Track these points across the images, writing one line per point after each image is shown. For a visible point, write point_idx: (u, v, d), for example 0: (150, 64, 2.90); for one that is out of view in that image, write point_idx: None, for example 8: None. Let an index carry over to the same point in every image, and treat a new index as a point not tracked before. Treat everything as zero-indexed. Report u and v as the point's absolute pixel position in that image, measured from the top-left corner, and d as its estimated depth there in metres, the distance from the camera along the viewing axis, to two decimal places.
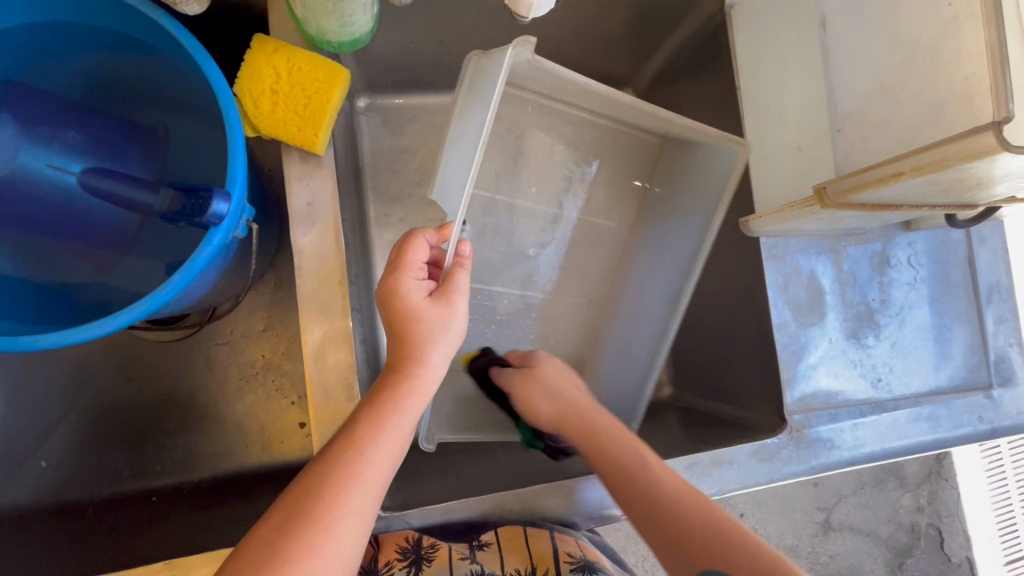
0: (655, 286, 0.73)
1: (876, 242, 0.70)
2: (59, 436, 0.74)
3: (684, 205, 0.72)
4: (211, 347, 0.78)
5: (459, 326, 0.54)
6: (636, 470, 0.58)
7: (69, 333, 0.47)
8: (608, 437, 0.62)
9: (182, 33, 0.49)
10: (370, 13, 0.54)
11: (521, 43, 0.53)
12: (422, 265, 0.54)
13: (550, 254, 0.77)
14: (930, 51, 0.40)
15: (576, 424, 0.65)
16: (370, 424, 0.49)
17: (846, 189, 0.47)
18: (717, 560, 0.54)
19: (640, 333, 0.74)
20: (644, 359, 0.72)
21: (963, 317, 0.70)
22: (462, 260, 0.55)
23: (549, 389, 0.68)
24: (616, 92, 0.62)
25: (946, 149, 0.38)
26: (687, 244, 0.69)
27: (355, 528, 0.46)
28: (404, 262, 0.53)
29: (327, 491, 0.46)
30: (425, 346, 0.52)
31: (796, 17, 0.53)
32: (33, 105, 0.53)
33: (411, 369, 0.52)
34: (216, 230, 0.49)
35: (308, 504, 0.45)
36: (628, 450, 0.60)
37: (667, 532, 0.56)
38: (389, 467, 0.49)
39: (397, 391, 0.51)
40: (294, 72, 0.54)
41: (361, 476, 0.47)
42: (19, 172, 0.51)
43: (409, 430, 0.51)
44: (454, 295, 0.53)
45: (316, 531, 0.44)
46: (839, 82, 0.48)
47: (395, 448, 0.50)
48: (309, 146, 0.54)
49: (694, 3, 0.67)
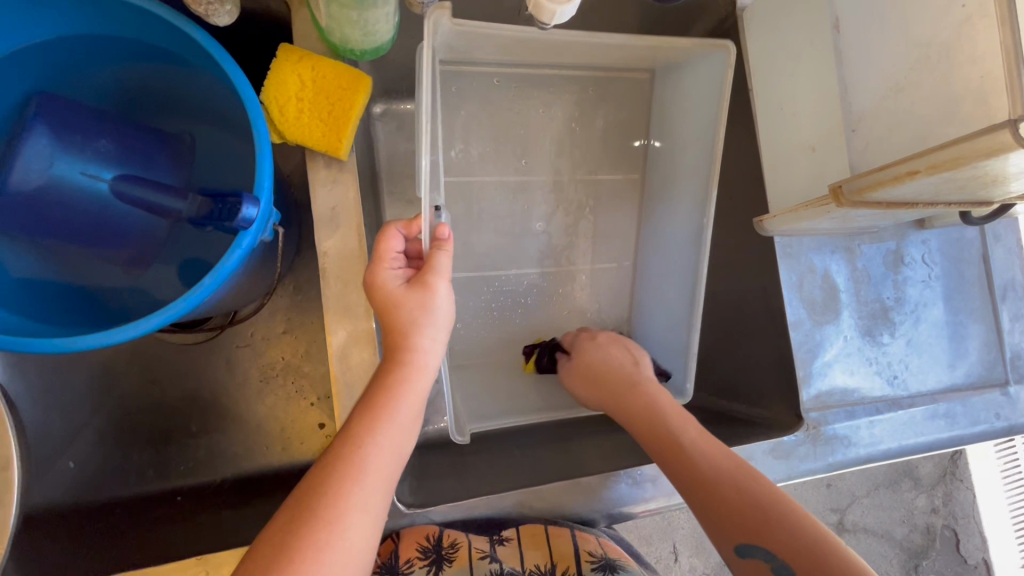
0: (671, 246, 0.73)
1: (889, 240, 0.70)
2: (86, 437, 0.75)
3: (681, 145, 0.72)
4: (232, 349, 0.80)
5: (442, 306, 0.55)
6: (679, 445, 0.58)
7: (103, 336, 0.48)
8: (645, 416, 0.63)
9: (214, 47, 0.50)
10: (392, 23, 0.55)
11: (439, 12, 0.53)
12: (399, 256, 0.57)
13: (558, 223, 0.77)
14: (945, 52, 0.41)
15: (614, 403, 0.66)
16: (367, 417, 0.50)
17: (862, 187, 0.48)
18: (756, 536, 0.53)
19: (670, 283, 0.73)
20: (681, 302, 0.70)
21: (978, 314, 0.70)
22: (441, 242, 0.56)
23: (589, 375, 0.69)
24: (581, 34, 0.63)
25: (963, 147, 0.39)
26: (694, 201, 0.69)
27: (360, 520, 0.47)
28: (380, 253, 0.55)
29: (331, 486, 0.47)
30: (409, 334, 0.53)
31: (809, 19, 0.54)
32: (65, 114, 0.53)
33: (400, 358, 0.53)
34: (245, 234, 0.50)
35: (314, 500, 0.46)
36: (669, 426, 0.61)
37: (705, 507, 0.56)
38: (389, 458, 0.50)
39: (389, 381, 0.52)
40: (318, 80, 0.56)
41: (362, 469, 0.48)
42: (53, 180, 0.52)
43: (407, 421, 0.52)
44: (430, 279, 0.54)
45: (320, 527, 0.45)
46: (853, 83, 0.49)
47: (394, 440, 0.51)
48: (333, 152, 0.56)
49: (706, 7, 0.68)
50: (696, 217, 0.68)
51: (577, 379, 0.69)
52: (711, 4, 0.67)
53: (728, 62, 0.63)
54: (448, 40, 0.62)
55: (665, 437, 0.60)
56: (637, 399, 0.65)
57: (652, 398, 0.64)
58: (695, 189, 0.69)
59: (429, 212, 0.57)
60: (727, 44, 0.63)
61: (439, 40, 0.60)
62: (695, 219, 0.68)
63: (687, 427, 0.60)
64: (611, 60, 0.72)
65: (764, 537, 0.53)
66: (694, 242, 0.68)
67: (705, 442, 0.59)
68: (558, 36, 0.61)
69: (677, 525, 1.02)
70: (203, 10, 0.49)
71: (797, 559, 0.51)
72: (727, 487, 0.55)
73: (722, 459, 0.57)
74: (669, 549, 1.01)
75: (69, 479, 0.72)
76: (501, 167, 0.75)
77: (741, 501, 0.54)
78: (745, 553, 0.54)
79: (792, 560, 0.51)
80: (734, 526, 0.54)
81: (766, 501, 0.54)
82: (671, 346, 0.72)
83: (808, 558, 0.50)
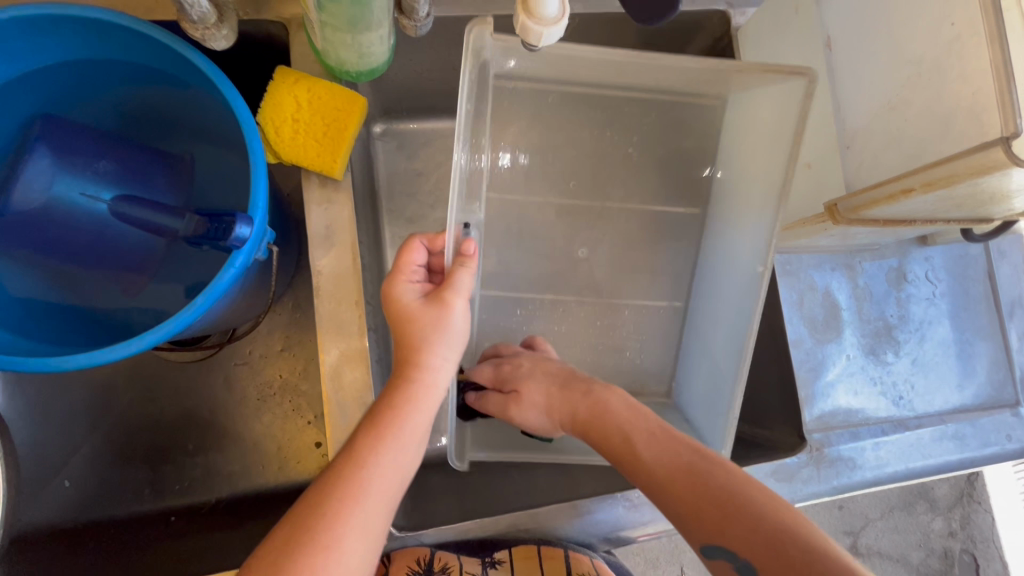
0: (723, 291, 0.67)
1: (891, 258, 0.69)
2: (83, 455, 0.76)
3: (740, 175, 0.66)
4: (230, 367, 0.80)
5: (455, 329, 0.55)
6: (629, 451, 0.56)
7: (94, 355, 0.48)
8: (598, 424, 0.59)
9: (213, 73, 0.51)
10: (387, 44, 0.55)
11: (476, 25, 0.53)
12: (420, 268, 0.58)
13: (604, 252, 0.74)
14: (936, 69, 0.40)
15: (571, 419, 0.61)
16: (371, 438, 0.50)
17: (856, 205, 0.47)
18: (716, 533, 0.49)
19: (721, 331, 0.67)
20: (732, 359, 0.63)
21: (986, 332, 0.69)
22: (465, 259, 0.55)
23: (542, 406, 0.62)
24: (633, 54, 0.57)
25: (956, 164, 0.38)
26: (748, 246, 0.63)
27: (357, 544, 0.46)
28: (399, 264, 0.56)
29: (330, 507, 0.46)
30: (421, 351, 0.53)
31: (802, 39, 0.54)
32: (67, 137, 0.56)
33: (408, 377, 0.53)
34: (238, 253, 0.51)
35: (308, 520, 0.45)
36: (618, 430, 0.58)
37: (664, 506, 0.53)
38: (392, 480, 0.49)
39: (396, 399, 0.52)
40: (314, 101, 0.56)
41: (363, 490, 0.47)
42: (53, 202, 0.54)
43: (414, 441, 0.52)
44: (447, 297, 0.54)
45: (318, 551, 0.44)
46: (846, 101, 0.49)
47: (398, 461, 0.50)
48: (328, 171, 0.56)
49: (702, 27, 0.68)
50: (749, 258, 0.62)
51: (534, 412, 0.63)
52: (706, 24, 0.67)
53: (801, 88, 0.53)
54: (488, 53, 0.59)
55: (615, 442, 0.57)
56: (583, 409, 0.60)
57: (594, 407, 0.60)
58: (748, 236, 0.63)
59: (454, 228, 0.56)
60: (802, 69, 0.52)
61: (478, 51, 0.57)
62: (749, 260, 0.62)
63: (638, 425, 0.57)
64: (669, 82, 0.65)
65: (725, 535, 0.48)
66: (747, 295, 0.61)
67: (657, 439, 0.56)
68: (599, 54, 0.57)
69: (685, 548, 0.99)
70: (199, 35, 0.49)
71: (756, 552, 0.46)
72: (681, 485, 0.52)
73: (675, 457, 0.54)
74: (677, 572, 0.98)
75: (64, 498, 0.73)
76: (522, 186, 0.72)
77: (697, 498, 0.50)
78: (712, 552, 0.49)
79: (749, 553, 0.46)
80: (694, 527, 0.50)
81: (721, 491, 0.50)
82: (711, 400, 0.66)
83: (769, 552, 0.45)
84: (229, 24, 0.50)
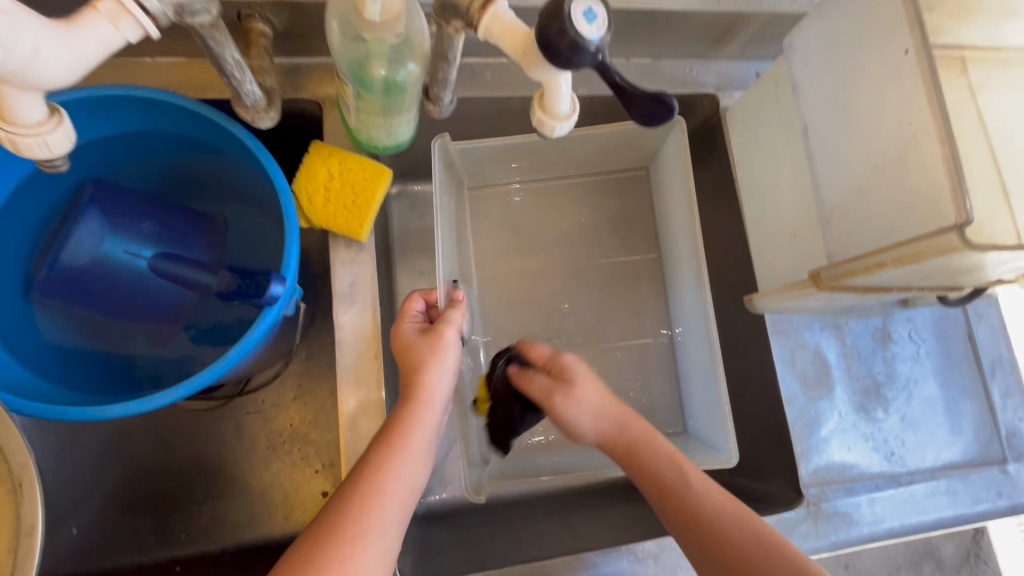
0: (689, 331, 0.74)
1: (876, 318, 0.73)
2: (92, 502, 0.77)
3: (669, 216, 0.77)
4: (241, 416, 0.81)
5: (453, 358, 0.59)
6: (678, 490, 0.57)
7: (131, 405, 0.51)
8: (646, 449, 0.60)
9: (259, 150, 0.57)
10: (413, 124, 0.60)
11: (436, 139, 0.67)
12: (420, 317, 0.64)
13: (584, 303, 0.80)
14: (899, 160, 0.46)
15: (605, 429, 0.63)
16: (381, 445, 0.52)
17: (837, 274, 0.52)
18: None
19: (694, 340, 0.73)
20: (706, 352, 0.69)
21: (969, 391, 0.72)
22: (456, 302, 0.63)
23: (593, 404, 0.63)
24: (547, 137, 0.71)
25: (919, 245, 0.44)
26: (689, 267, 0.72)
27: (374, 557, 0.47)
28: (401, 314, 0.63)
29: (353, 508, 0.48)
30: (419, 370, 0.57)
31: (784, 124, 0.61)
32: (116, 200, 0.61)
33: (411, 393, 0.56)
34: (271, 309, 0.55)
35: (330, 529, 0.47)
36: (666, 467, 0.59)
37: (702, 549, 0.55)
38: (404, 488, 0.52)
39: (402, 416, 0.55)
40: (345, 172, 0.61)
41: (381, 494, 0.50)
42: (101, 259, 0.59)
43: (422, 453, 0.54)
44: (441, 327, 0.59)
45: (346, 543, 0.46)
46: (823, 181, 0.54)
47: (410, 469, 0.52)
48: (353, 235, 0.62)
49: (693, 106, 0.75)
50: (691, 267, 0.71)
51: (584, 407, 0.63)
52: (697, 105, 0.74)
53: (683, 131, 0.70)
54: (459, 164, 0.75)
55: (661, 475, 0.58)
56: (615, 423, 0.63)
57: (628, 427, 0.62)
58: (687, 246, 0.73)
59: (444, 282, 0.65)
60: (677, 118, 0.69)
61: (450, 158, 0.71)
62: (692, 271, 0.71)
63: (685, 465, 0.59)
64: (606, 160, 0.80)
65: None
66: (699, 296, 0.70)
67: (702, 484, 0.57)
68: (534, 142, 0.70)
69: None
70: (249, 117, 0.54)
71: None
72: (734, 534, 0.55)
73: (726, 503, 0.56)
74: None
75: (74, 544, 0.75)
76: None
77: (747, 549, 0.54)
78: None
79: None
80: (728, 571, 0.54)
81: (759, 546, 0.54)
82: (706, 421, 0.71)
83: None
84: (275, 107, 0.56)
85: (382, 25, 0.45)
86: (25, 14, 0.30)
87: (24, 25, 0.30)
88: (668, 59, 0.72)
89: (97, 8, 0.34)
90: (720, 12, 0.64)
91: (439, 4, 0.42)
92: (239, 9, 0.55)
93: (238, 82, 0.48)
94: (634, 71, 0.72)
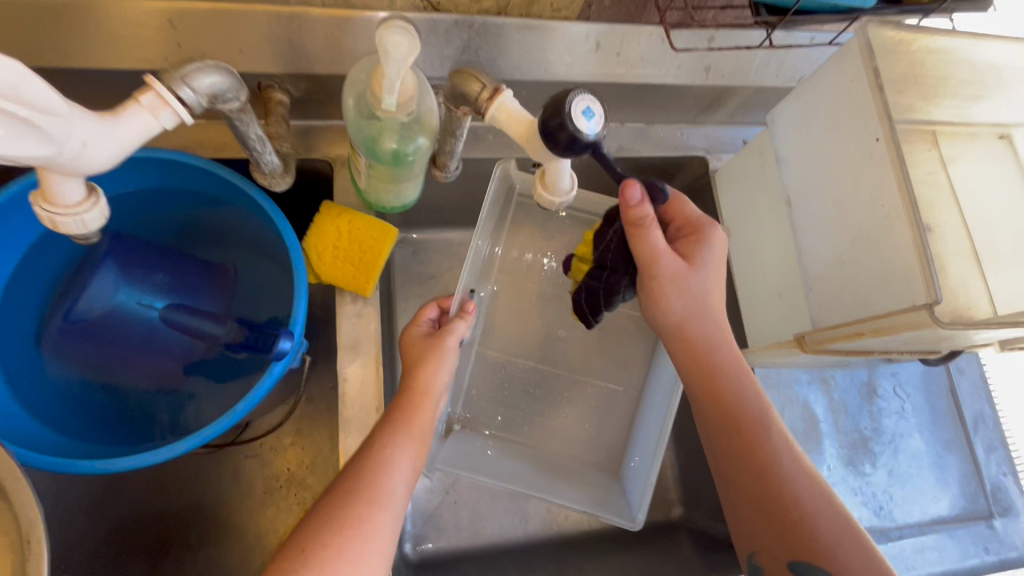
0: (657, 389, 0.73)
1: (862, 372, 0.76)
2: (82, 550, 0.75)
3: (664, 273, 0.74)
4: (240, 458, 0.81)
5: (452, 362, 0.64)
6: (756, 443, 0.53)
7: (140, 458, 0.53)
8: (732, 381, 0.55)
9: (274, 213, 0.59)
10: (420, 187, 0.64)
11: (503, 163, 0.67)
12: (432, 322, 0.69)
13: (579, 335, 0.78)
14: (874, 237, 0.49)
15: (689, 336, 0.57)
16: (388, 426, 0.57)
17: (821, 338, 0.54)
18: (806, 547, 0.48)
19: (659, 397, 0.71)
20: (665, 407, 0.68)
21: (954, 446, 0.74)
22: (465, 313, 0.67)
23: (699, 285, 0.56)
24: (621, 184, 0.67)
25: (895, 319, 0.46)
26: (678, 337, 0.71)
27: (387, 522, 0.52)
28: (415, 318, 0.68)
29: (366, 475, 0.53)
30: (417, 365, 0.63)
31: (768, 193, 0.65)
32: (131, 253, 0.63)
33: (411, 385, 0.61)
34: (277, 363, 0.57)
35: (350, 492, 0.52)
36: (740, 404, 0.54)
37: (755, 495, 0.51)
38: (409, 462, 0.56)
39: (405, 402, 0.60)
40: (353, 231, 0.65)
41: (389, 465, 0.55)
42: (114, 308, 0.63)
43: (423, 433, 0.59)
44: (443, 336, 0.64)
45: (363, 503, 0.51)
46: (806, 249, 0.58)
47: (415, 448, 0.57)
48: (361, 291, 0.65)
49: (684, 166, 0.77)
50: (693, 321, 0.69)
51: (681, 282, 0.56)
52: (687, 165, 0.77)
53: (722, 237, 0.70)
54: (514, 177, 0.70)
55: (740, 424, 0.54)
56: (705, 335, 0.56)
57: (716, 356, 0.56)
58: None
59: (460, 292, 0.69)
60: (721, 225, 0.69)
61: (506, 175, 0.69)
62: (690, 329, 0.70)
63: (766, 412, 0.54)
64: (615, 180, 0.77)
65: (817, 551, 0.48)
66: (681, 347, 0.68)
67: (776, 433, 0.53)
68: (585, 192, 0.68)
69: None
70: (266, 181, 0.58)
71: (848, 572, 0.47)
72: (807, 503, 0.50)
73: (805, 471, 0.51)
74: None
75: None
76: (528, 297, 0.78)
77: (817, 521, 0.49)
78: (796, 570, 0.48)
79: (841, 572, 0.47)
80: (785, 538, 0.49)
81: (820, 510, 0.50)
82: (642, 487, 0.67)
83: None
84: (291, 172, 0.60)
85: (397, 109, 0.48)
86: (77, 112, 0.34)
87: (76, 121, 0.34)
88: (661, 124, 0.77)
89: (138, 102, 0.37)
90: (708, 86, 0.68)
91: (451, 93, 0.47)
92: (259, 80, 0.58)
93: (259, 154, 0.52)
94: (629, 134, 0.76)
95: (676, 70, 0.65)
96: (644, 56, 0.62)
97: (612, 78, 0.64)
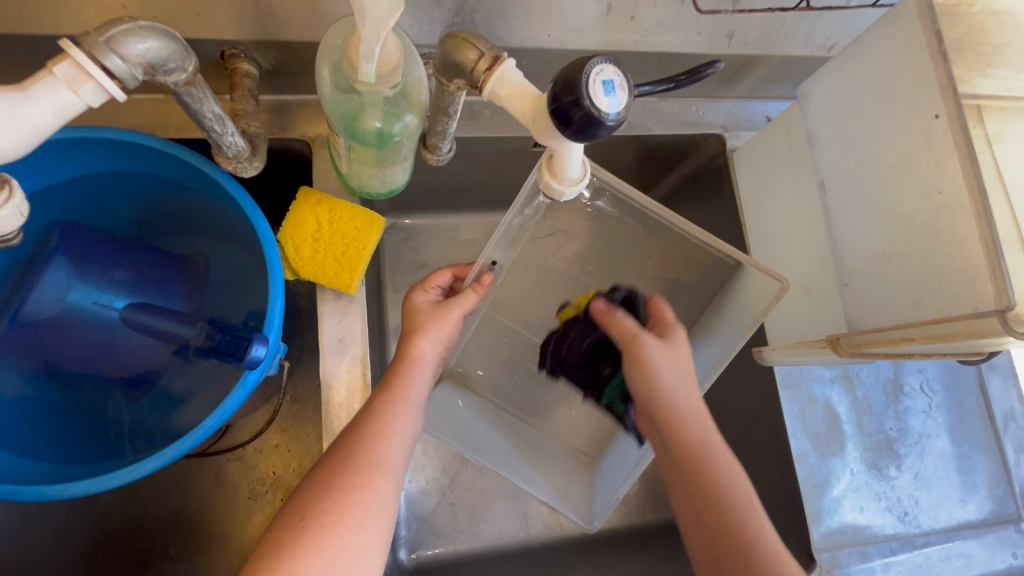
0: None
1: (888, 369, 0.71)
2: (54, 563, 0.70)
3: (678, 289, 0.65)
4: (222, 463, 0.75)
5: (451, 335, 0.59)
6: (739, 529, 0.49)
7: (96, 481, 0.48)
8: (715, 462, 0.52)
9: (241, 198, 0.52)
10: (408, 171, 0.57)
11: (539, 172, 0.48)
12: (441, 289, 0.62)
13: None
14: (925, 230, 0.44)
15: (676, 419, 0.54)
16: (385, 392, 0.53)
17: (860, 342, 0.49)
18: None
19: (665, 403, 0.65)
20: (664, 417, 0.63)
21: (983, 446, 0.70)
22: (479, 288, 0.59)
23: (680, 368, 0.55)
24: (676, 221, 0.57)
25: (955, 324, 0.41)
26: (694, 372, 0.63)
27: (388, 488, 0.48)
28: (423, 283, 0.61)
29: (364, 438, 0.49)
30: (414, 334, 0.57)
31: (796, 175, 0.58)
32: (85, 246, 0.56)
33: (406, 355, 0.56)
34: (252, 371, 0.52)
35: (346, 459, 0.48)
36: (727, 485, 0.51)
37: None
38: (407, 426, 0.52)
39: (396, 371, 0.55)
40: (335, 221, 0.58)
41: (390, 430, 0.50)
42: (68, 309, 0.55)
43: (420, 402, 0.54)
44: (449, 304, 0.57)
45: (363, 469, 0.47)
46: (841, 241, 0.52)
47: (412, 417, 0.53)
48: (344, 288, 0.59)
49: (699, 145, 0.70)
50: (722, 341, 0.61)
51: (660, 356, 0.55)
52: (703, 143, 0.70)
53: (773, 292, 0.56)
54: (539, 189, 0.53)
55: (730, 511, 0.50)
56: (693, 419, 0.54)
57: (705, 438, 0.53)
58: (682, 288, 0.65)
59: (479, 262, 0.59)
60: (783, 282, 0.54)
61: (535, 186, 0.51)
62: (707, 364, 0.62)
63: (750, 500, 0.51)
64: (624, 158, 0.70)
65: None
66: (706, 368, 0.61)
67: (760, 524, 0.49)
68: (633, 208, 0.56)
69: None
70: (230, 166, 0.51)
71: None
72: None
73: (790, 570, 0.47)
74: None
75: None
76: None
77: None
78: None
79: None
80: None
81: None
82: (610, 498, 0.65)
83: None
84: (261, 155, 0.53)
85: (378, 81, 0.41)
86: None
87: None
88: (674, 99, 0.69)
89: (53, 72, 0.31)
90: (729, 55, 0.60)
91: (442, 63, 0.41)
92: (223, 47, 0.51)
93: (219, 135, 0.45)
94: (639, 110, 0.68)
95: (695, 38, 0.58)
96: (660, 21, 0.55)
97: (623, 46, 0.56)
